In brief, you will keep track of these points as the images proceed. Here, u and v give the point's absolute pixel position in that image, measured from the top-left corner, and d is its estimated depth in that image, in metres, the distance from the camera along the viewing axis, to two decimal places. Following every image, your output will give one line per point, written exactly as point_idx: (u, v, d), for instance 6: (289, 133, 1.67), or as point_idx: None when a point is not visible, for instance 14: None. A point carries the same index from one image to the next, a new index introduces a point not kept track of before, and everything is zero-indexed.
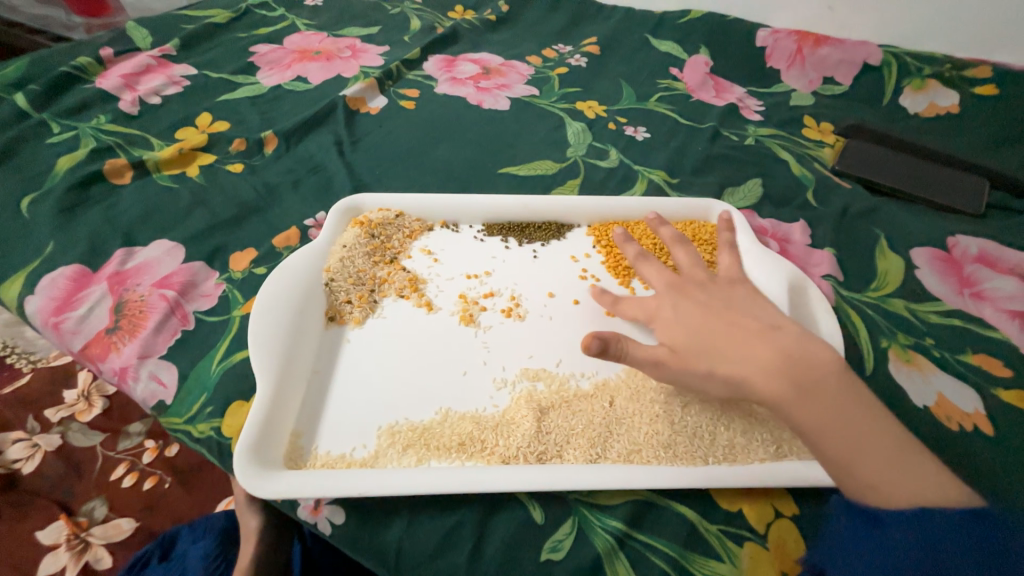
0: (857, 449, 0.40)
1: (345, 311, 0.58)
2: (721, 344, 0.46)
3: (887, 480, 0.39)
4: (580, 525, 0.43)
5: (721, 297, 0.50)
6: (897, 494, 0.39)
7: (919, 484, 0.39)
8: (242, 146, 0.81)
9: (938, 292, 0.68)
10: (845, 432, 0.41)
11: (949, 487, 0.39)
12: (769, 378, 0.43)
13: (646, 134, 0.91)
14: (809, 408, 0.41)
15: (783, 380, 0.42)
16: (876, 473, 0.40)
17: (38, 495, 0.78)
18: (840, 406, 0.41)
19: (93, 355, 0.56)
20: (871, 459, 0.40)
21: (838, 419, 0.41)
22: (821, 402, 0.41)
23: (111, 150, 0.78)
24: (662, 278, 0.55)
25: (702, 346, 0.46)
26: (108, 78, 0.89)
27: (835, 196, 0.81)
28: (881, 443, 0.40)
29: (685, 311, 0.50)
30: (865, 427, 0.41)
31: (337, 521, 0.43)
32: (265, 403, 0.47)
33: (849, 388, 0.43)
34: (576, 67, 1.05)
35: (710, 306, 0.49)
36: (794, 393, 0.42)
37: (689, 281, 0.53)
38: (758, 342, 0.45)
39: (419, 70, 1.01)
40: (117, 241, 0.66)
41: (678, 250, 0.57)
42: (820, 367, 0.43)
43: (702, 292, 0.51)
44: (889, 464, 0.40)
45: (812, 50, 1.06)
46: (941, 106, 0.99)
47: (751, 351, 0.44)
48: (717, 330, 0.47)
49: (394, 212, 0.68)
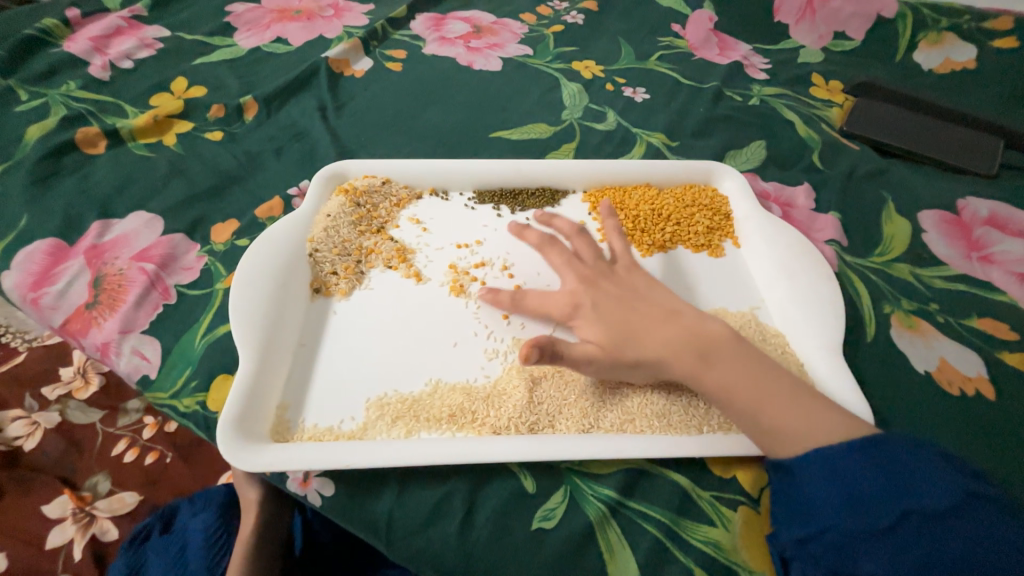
0: (763, 403, 0.42)
1: (331, 283, 0.56)
2: (637, 328, 0.46)
3: (793, 429, 0.41)
4: (572, 494, 0.42)
5: (627, 285, 0.49)
6: (804, 441, 0.41)
7: (818, 424, 0.41)
8: (219, 113, 0.77)
9: (945, 256, 0.66)
10: (749, 392, 0.43)
11: (844, 419, 0.42)
12: (675, 358, 0.44)
13: (646, 96, 0.87)
14: (713, 376, 0.44)
15: (686, 354, 0.44)
16: (782, 424, 0.42)
17: (40, 470, 0.79)
18: (738, 364, 0.44)
19: (73, 332, 0.54)
20: (773, 410, 0.42)
21: (739, 385, 0.43)
22: (723, 368, 0.44)
23: (82, 118, 0.74)
24: (571, 271, 0.51)
25: (617, 333, 0.45)
26: (76, 41, 0.83)
27: (842, 159, 0.77)
28: (781, 393, 0.43)
29: (601, 303, 0.48)
30: (763, 384, 0.43)
31: (326, 493, 0.42)
32: (248, 376, 0.46)
33: (743, 352, 0.45)
34: (572, 24, 0.99)
35: (618, 294, 0.48)
36: (699, 364, 0.44)
37: (593, 270, 0.51)
38: (666, 326, 0.46)
39: (406, 29, 0.95)
40: (93, 213, 0.64)
41: (576, 239, 0.54)
42: (717, 337, 0.45)
43: (609, 281, 0.50)
44: (794, 418, 0.42)
45: (823, 3, 1.00)
46: (957, 61, 0.93)
47: (658, 334, 0.45)
48: (630, 316, 0.46)
49: (380, 179, 0.65)
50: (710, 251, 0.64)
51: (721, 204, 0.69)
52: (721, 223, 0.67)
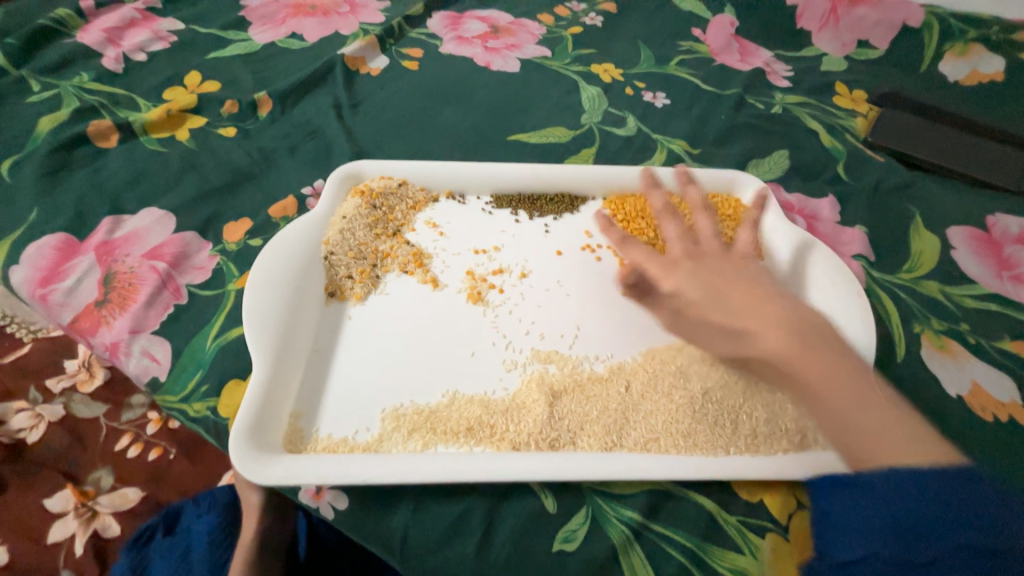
0: (858, 401, 0.37)
1: (346, 287, 0.55)
2: (731, 300, 0.45)
3: (882, 438, 0.35)
4: (594, 515, 0.41)
5: (740, 269, 0.48)
6: (894, 452, 0.34)
7: (917, 445, 0.35)
8: (233, 109, 0.76)
9: (975, 274, 0.64)
10: (850, 387, 0.38)
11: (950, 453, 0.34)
12: (771, 332, 0.41)
13: (666, 101, 0.85)
14: (809, 360, 0.39)
15: (785, 332, 0.41)
16: (875, 427, 0.36)
17: (44, 464, 0.78)
18: (839, 360, 0.39)
19: (82, 330, 0.53)
20: (874, 411, 0.37)
21: (836, 376, 0.38)
22: (821, 356, 0.39)
23: (96, 110, 0.73)
24: (680, 245, 0.51)
25: (712, 297, 0.46)
26: (90, 32, 0.82)
27: (867, 171, 0.76)
28: (878, 398, 0.38)
29: (702, 271, 0.48)
30: (866, 384, 0.38)
31: (339, 506, 0.41)
32: (261, 383, 0.44)
33: (846, 351, 0.40)
34: (591, 26, 0.97)
35: (723, 273, 0.47)
36: (801, 345, 0.40)
37: (703, 250, 0.50)
38: (771, 304, 0.43)
39: (422, 27, 0.94)
40: (104, 208, 0.62)
41: (699, 216, 0.55)
42: (823, 330, 0.42)
43: (719, 261, 0.49)
44: (886, 429, 0.36)
45: (847, 10, 0.98)
46: (985, 73, 0.91)
47: (759, 309, 0.43)
48: (729, 288, 0.46)
49: (397, 181, 0.64)
50: None
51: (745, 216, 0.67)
52: None
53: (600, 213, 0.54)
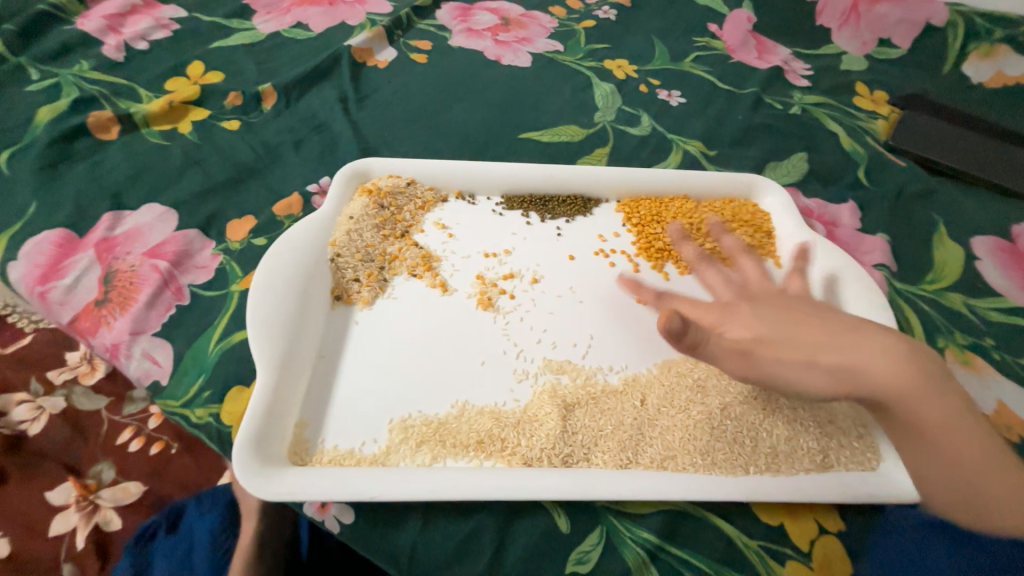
0: (982, 457, 0.38)
1: (352, 290, 0.53)
2: (813, 338, 0.42)
3: (1000, 498, 0.37)
4: (608, 536, 0.40)
5: (800, 303, 0.46)
6: (1012, 514, 0.37)
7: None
8: (237, 101, 0.74)
9: (1000, 286, 0.62)
10: (970, 440, 0.38)
11: None
12: (897, 373, 0.39)
13: (682, 99, 0.83)
14: (937, 410, 0.39)
15: (912, 377, 0.39)
16: (997, 486, 0.37)
17: (46, 456, 0.77)
18: (961, 410, 0.39)
19: (83, 329, 0.52)
20: (993, 473, 0.37)
21: (959, 429, 0.38)
22: (947, 405, 0.39)
23: (96, 101, 0.70)
24: (727, 289, 0.50)
25: (789, 334, 0.42)
26: (90, 19, 0.80)
27: (888, 176, 0.73)
28: (995, 451, 0.38)
29: (763, 312, 0.45)
30: (985, 439, 0.39)
31: (345, 521, 0.40)
32: (266, 393, 0.43)
33: (960, 396, 0.40)
34: (604, 20, 0.95)
35: (789, 308, 0.45)
36: (926, 387, 0.39)
37: (753, 290, 0.49)
38: (872, 337, 0.41)
39: (431, 18, 0.91)
40: (104, 203, 0.61)
41: (742, 259, 0.53)
42: (940, 371, 0.41)
43: (785, 297, 0.46)
44: (1003, 485, 0.37)
45: (869, 7, 0.95)
46: (1010, 75, 0.88)
47: (875, 348, 0.40)
48: (813, 325, 0.43)
49: (405, 180, 0.62)
50: None
51: (763, 221, 0.65)
52: (762, 241, 0.63)
53: (625, 275, 0.52)
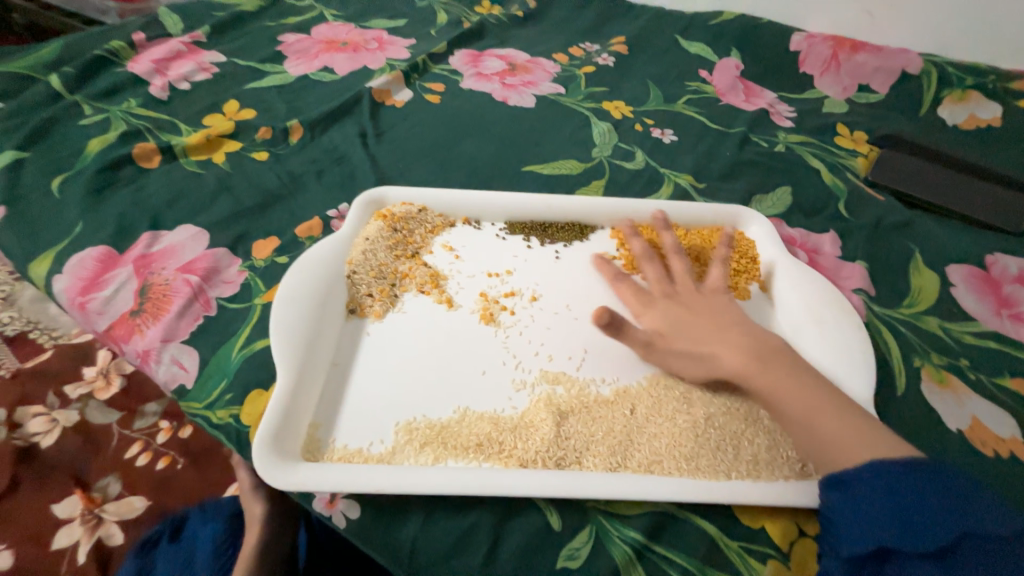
0: (814, 410, 0.44)
1: (366, 304, 0.58)
2: (697, 329, 0.52)
3: (842, 441, 0.43)
4: (597, 534, 0.42)
5: (704, 299, 0.55)
6: (854, 454, 0.42)
7: (866, 442, 0.42)
8: (267, 135, 0.81)
9: (975, 311, 0.65)
10: (809, 399, 0.45)
11: (892, 446, 0.42)
12: (731, 353, 0.48)
13: (673, 137, 0.90)
14: (767, 377, 0.46)
15: (743, 354, 0.48)
16: (836, 432, 0.43)
17: (56, 468, 0.79)
18: (795, 375, 0.46)
19: (116, 337, 0.57)
20: (827, 418, 0.44)
21: (792, 389, 0.45)
22: (777, 372, 0.46)
23: (141, 134, 0.78)
24: (658, 284, 0.57)
25: (677, 327, 0.52)
26: (140, 63, 0.90)
27: (867, 208, 0.78)
28: (833, 404, 0.45)
29: (671, 309, 0.54)
30: (820, 392, 0.45)
31: (352, 516, 0.43)
32: (285, 394, 0.47)
33: (800, 364, 0.48)
34: (603, 66, 1.04)
35: (691, 306, 0.54)
36: (756, 363, 0.47)
37: (678, 289, 0.57)
38: (732, 330, 0.50)
39: (445, 64, 1.00)
40: (143, 224, 0.67)
41: (673, 258, 0.60)
42: (777, 348, 0.49)
43: (684, 294, 0.56)
44: (843, 430, 0.43)
45: (848, 56, 1.03)
46: (982, 118, 0.95)
47: (720, 335, 0.50)
48: (692, 319, 0.53)
49: (417, 206, 0.68)
50: (737, 293, 0.65)
51: (749, 248, 0.69)
52: (748, 267, 0.67)
53: (597, 256, 0.61)
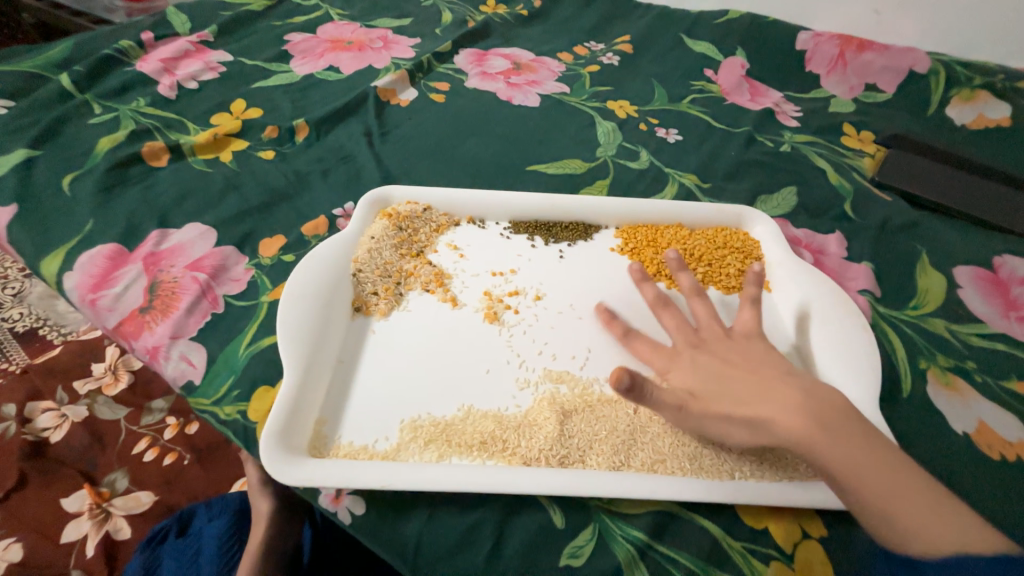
0: (890, 493, 0.38)
1: (371, 303, 0.58)
2: (739, 389, 0.45)
3: (922, 529, 0.37)
4: (600, 532, 0.42)
5: (736, 349, 0.49)
6: (938, 544, 0.37)
7: (949, 530, 0.37)
8: (273, 134, 0.82)
9: (982, 313, 0.65)
10: (881, 479, 0.39)
11: (979, 537, 0.37)
12: (789, 419, 0.42)
13: (678, 137, 0.90)
14: (833, 452, 0.40)
15: (803, 420, 0.41)
16: (913, 520, 0.37)
17: (65, 463, 0.81)
18: (864, 446, 0.40)
19: (125, 334, 0.57)
20: (903, 499, 0.38)
21: (863, 466, 0.39)
22: (844, 443, 0.40)
23: (150, 133, 0.79)
24: (680, 334, 0.53)
25: (716, 388, 0.46)
26: (148, 62, 0.90)
27: (874, 209, 0.78)
28: (910, 483, 0.39)
29: (702, 365, 0.49)
30: (892, 467, 0.39)
31: (357, 512, 0.43)
32: (292, 391, 0.47)
33: (867, 432, 0.41)
34: (607, 65, 1.03)
35: (728, 361, 0.48)
36: (819, 433, 0.41)
37: (704, 336, 0.52)
38: (781, 385, 0.44)
39: (450, 63, 1.01)
40: (152, 223, 0.67)
41: (695, 302, 0.56)
42: (840, 410, 0.42)
43: (716, 345, 0.50)
44: (923, 513, 0.38)
45: (855, 55, 1.02)
46: (991, 118, 0.94)
47: (771, 397, 0.43)
48: (731, 377, 0.46)
49: (422, 206, 0.68)
50: (741, 294, 0.65)
51: (753, 248, 0.69)
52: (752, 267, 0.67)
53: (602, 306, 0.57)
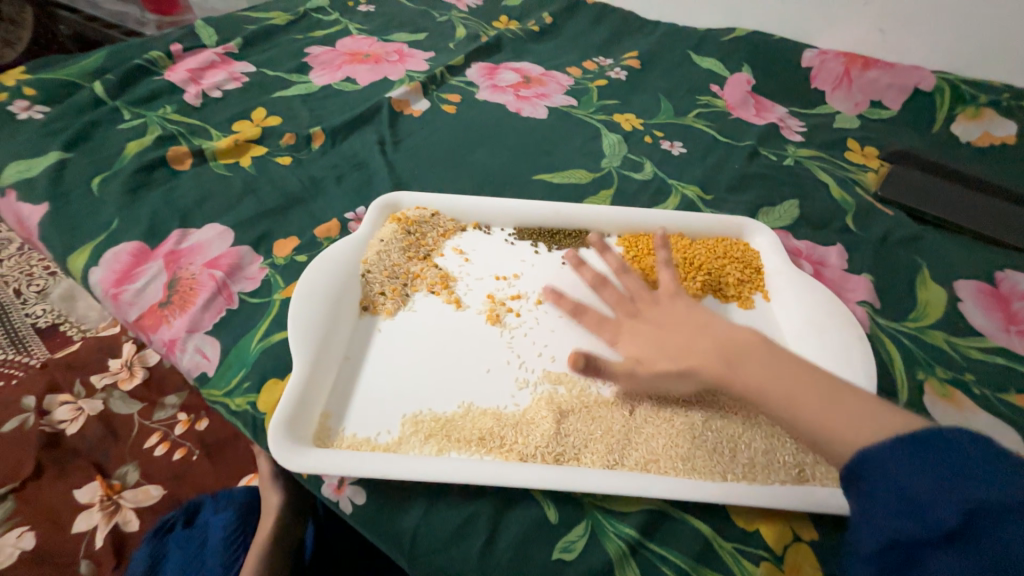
0: (798, 402, 0.42)
1: (378, 302, 0.60)
2: (668, 341, 0.50)
3: (835, 427, 0.40)
4: (592, 529, 0.43)
5: (666, 309, 0.53)
6: (852, 438, 0.39)
7: (861, 420, 0.39)
8: (291, 140, 0.86)
9: (982, 327, 0.65)
10: (789, 393, 0.42)
11: (888, 418, 0.39)
12: (704, 363, 0.46)
13: (683, 149, 0.92)
14: (743, 380, 0.44)
15: (714, 359, 0.46)
16: (823, 419, 0.40)
17: (80, 454, 0.83)
18: (770, 367, 0.44)
19: (145, 327, 0.60)
20: (812, 406, 0.41)
21: (769, 387, 0.43)
22: (751, 369, 0.44)
23: (175, 138, 0.83)
24: (619, 304, 0.56)
25: (652, 348, 0.50)
26: (176, 72, 0.95)
27: (876, 223, 0.79)
28: (815, 387, 0.42)
29: (638, 328, 0.53)
30: (797, 375, 0.43)
31: (358, 501, 0.45)
32: (299, 383, 0.49)
33: (772, 353, 0.45)
34: (615, 79, 1.06)
35: (655, 320, 0.52)
36: (729, 368, 0.45)
37: (637, 305, 0.55)
38: (697, 332, 0.49)
39: (462, 76, 1.04)
40: (174, 222, 0.71)
41: (626, 276, 0.58)
42: (743, 342, 0.47)
43: (648, 306, 0.55)
44: (832, 413, 0.40)
45: (860, 73, 1.03)
46: (997, 135, 0.94)
47: (688, 343, 0.48)
48: (661, 333, 0.51)
49: (431, 211, 0.71)
50: (740, 302, 0.67)
51: (753, 258, 0.71)
52: (752, 276, 0.69)
53: (551, 287, 0.57)
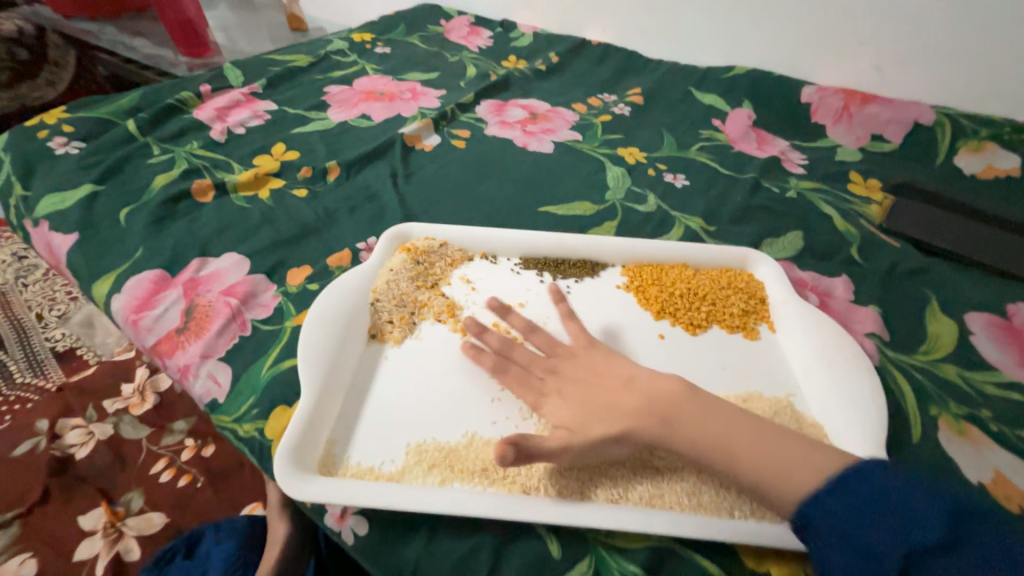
0: (736, 458, 0.42)
1: (386, 330, 0.62)
2: (598, 402, 0.48)
3: (772, 477, 0.41)
4: (596, 566, 0.42)
5: (589, 365, 0.53)
6: (791, 483, 0.40)
7: (794, 463, 0.41)
8: (308, 174, 0.90)
9: (996, 361, 0.64)
10: (727, 445, 0.42)
11: (818, 456, 0.41)
12: (638, 421, 0.45)
13: (685, 181, 0.94)
14: (679, 438, 0.44)
15: (648, 418, 0.45)
16: (759, 470, 0.41)
17: (87, 480, 0.84)
18: (701, 420, 0.44)
19: (160, 352, 0.62)
20: (747, 452, 0.42)
21: (705, 442, 0.43)
22: (685, 427, 0.44)
23: (199, 172, 0.88)
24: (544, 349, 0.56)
25: (582, 411, 0.48)
26: (204, 110, 1.02)
27: (881, 254, 0.79)
28: (749, 436, 0.43)
29: (568, 390, 0.50)
30: (731, 422, 0.44)
31: (360, 532, 0.45)
32: (306, 411, 0.50)
33: (703, 403, 0.45)
34: (618, 115, 1.10)
35: (584, 377, 0.51)
36: (663, 426, 0.44)
37: (558, 360, 0.54)
38: (627, 393, 0.47)
39: (471, 113, 1.09)
40: (194, 251, 0.74)
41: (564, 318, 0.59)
42: (672, 395, 0.46)
43: (575, 360, 0.54)
44: (767, 461, 0.41)
45: (860, 107, 1.06)
46: (1000, 168, 0.95)
47: (619, 402, 0.47)
48: (593, 393, 0.49)
49: (439, 241, 0.73)
50: (745, 333, 0.66)
51: (757, 288, 0.71)
52: (756, 307, 0.69)
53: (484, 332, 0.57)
